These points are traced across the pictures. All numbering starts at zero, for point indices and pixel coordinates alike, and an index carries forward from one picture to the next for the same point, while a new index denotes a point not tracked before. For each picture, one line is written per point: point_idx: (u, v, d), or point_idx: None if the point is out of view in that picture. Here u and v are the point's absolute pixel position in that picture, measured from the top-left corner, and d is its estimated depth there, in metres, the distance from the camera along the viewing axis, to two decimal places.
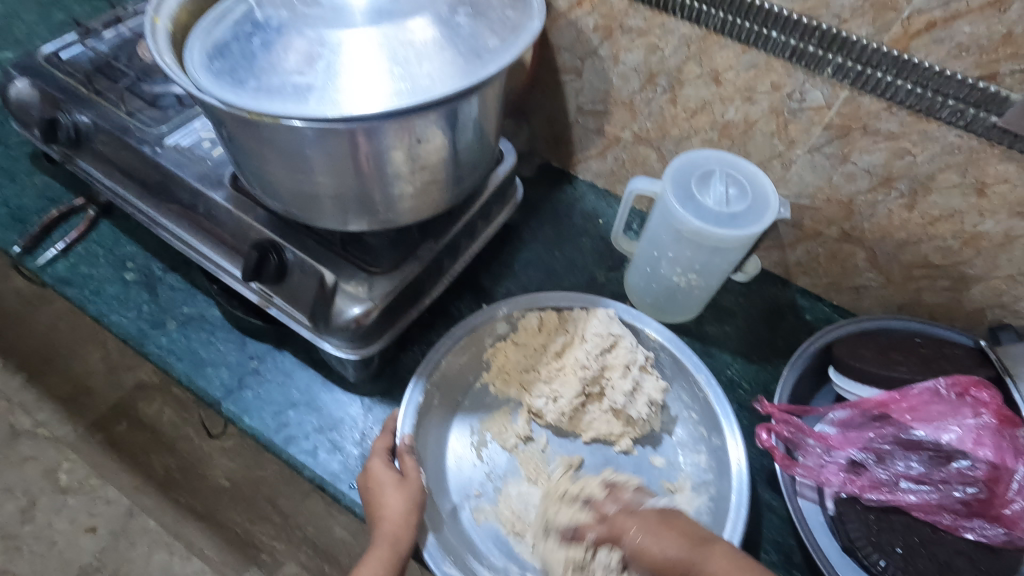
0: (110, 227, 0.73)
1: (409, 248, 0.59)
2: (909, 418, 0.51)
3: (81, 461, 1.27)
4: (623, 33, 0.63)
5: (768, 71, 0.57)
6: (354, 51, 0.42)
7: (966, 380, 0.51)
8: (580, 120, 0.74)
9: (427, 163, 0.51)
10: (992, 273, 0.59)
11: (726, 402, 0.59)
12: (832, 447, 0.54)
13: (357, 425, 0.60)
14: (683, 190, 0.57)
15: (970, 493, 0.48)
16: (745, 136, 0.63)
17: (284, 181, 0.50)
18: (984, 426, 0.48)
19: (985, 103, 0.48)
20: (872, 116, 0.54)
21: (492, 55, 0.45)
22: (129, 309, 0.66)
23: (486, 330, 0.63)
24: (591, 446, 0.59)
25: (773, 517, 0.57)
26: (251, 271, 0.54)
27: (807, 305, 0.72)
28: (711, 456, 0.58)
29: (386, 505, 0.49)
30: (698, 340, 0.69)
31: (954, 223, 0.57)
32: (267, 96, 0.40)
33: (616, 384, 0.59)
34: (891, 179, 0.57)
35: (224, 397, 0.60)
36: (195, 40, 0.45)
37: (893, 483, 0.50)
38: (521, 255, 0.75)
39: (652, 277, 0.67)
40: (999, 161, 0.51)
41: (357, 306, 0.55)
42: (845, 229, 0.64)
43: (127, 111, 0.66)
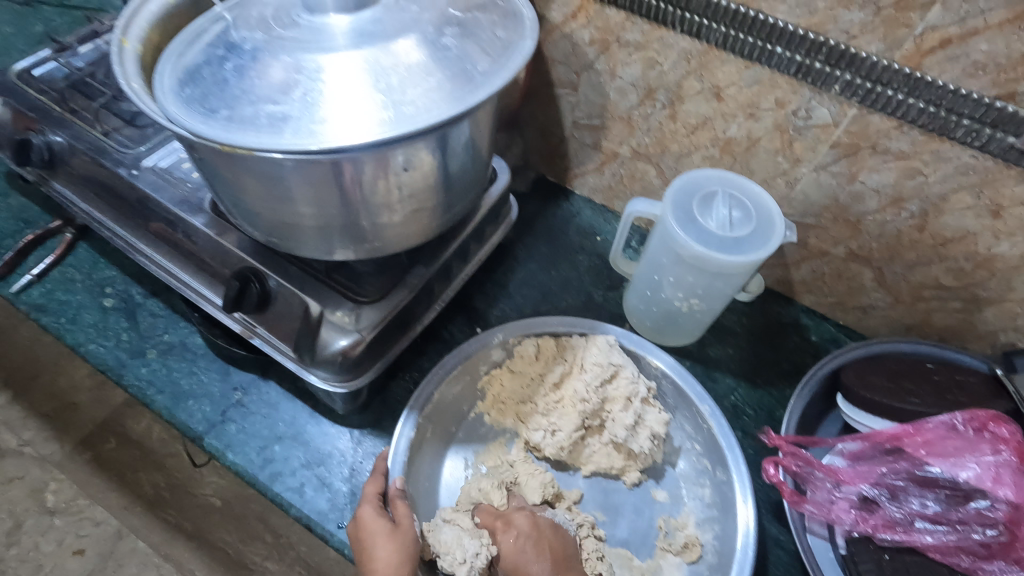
0: (89, 250, 0.70)
1: (399, 274, 0.57)
2: (924, 454, 0.48)
3: (68, 481, 1.24)
4: (620, 47, 0.60)
5: (772, 87, 0.54)
6: (333, 77, 0.39)
7: (984, 414, 0.48)
8: (576, 134, 0.72)
9: (415, 190, 0.48)
10: (1006, 295, 0.56)
11: (731, 434, 0.56)
12: (843, 482, 0.51)
13: (345, 459, 0.58)
14: (685, 213, 0.55)
15: (991, 535, 0.45)
16: (748, 153, 0.60)
17: (264, 210, 0.48)
18: (1004, 464, 0.46)
19: (1002, 123, 0.46)
20: (881, 135, 0.52)
21: (482, 78, 0.42)
22: (108, 337, 0.63)
23: (480, 357, 0.61)
24: (591, 480, 0.57)
25: (781, 553, 0.54)
26: (233, 300, 0.51)
27: (811, 324, 0.70)
28: (717, 491, 0.56)
29: (378, 557, 0.45)
30: (700, 363, 0.66)
31: (967, 245, 0.55)
32: (240, 127, 0.37)
33: (617, 417, 0.57)
34: (901, 199, 0.55)
35: (206, 432, 0.58)
36: (165, 64, 0.42)
37: (908, 522, 0.48)
38: (516, 274, 0.72)
39: (652, 300, 0.65)
40: (1015, 183, 0.49)
41: (344, 338, 0.52)
42: (851, 249, 0.62)
43: (104, 131, 0.63)
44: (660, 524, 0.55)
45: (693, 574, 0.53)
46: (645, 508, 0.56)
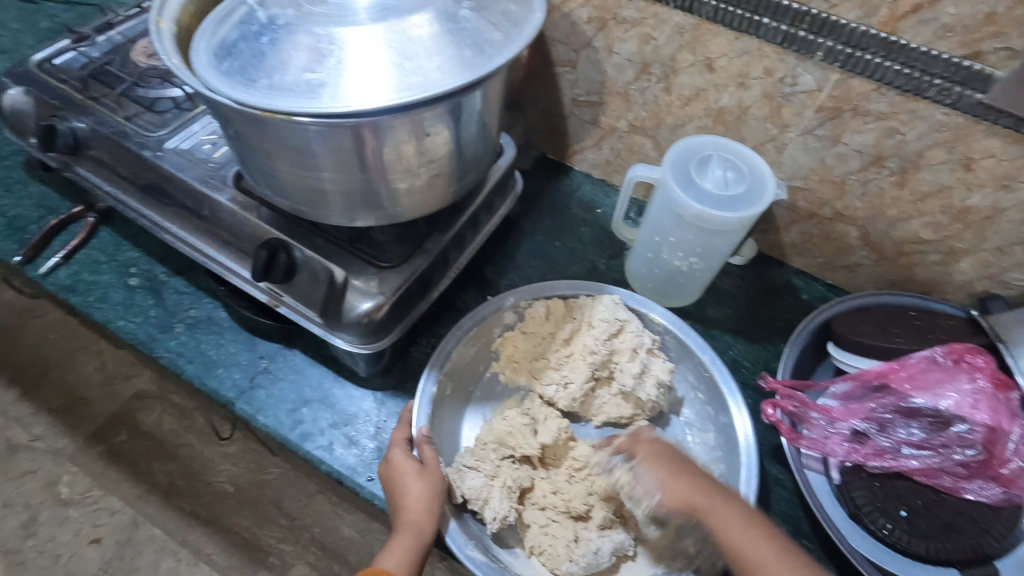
0: (111, 234, 0.73)
1: (416, 242, 0.60)
2: (908, 388, 0.53)
3: (81, 473, 1.26)
4: (617, 24, 0.64)
5: (760, 57, 0.58)
6: (362, 47, 0.43)
7: (962, 347, 0.53)
8: (576, 111, 0.75)
9: (434, 157, 0.51)
10: (980, 246, 0.61)
11: (731, 380, 0.60)
12: (835, 419, 0.56)
13: (371, 419, 0.61)
14: (683, 176, 0.59)
15: (970, 455, 0.50)
16: (739, 121, 0.64)
17: (292, 179, 0.51)
18: (980, 390, 0.51)
19: (970, 81, 0.50)
20: (862, 97, 0.56)
21: (497, 48, 0.46)
22: (137, 314, 0.66)
23: (494, 320, 0.64)
24: (602, 430, 0.62)
25: (781, 490, 0.59)
26: (261, 269, 0.54)
27: (803, 285, 0.74)
28: (720, 433, 0.60)
29: (408, 495, 0.50)
30: (700, 323, 0.71)
31: (944, 198, 0.59)
32: (279, 94, 0.41)
33: (625, 367, 0.60)
34: (882, 158, 0.59)
35: (237, 397, 0.61)
36: (202, 41, 0.45)
37: (895, 450, 0.52)
38: (523, 247, 0.76)
39: (653, 263, 0.69)
40: (985, 136, 0.53)
41: (368, 301, 0.55)
42: (837, 209, 0.66)
43: (126, 117, 0.66)
44: None
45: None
46: None
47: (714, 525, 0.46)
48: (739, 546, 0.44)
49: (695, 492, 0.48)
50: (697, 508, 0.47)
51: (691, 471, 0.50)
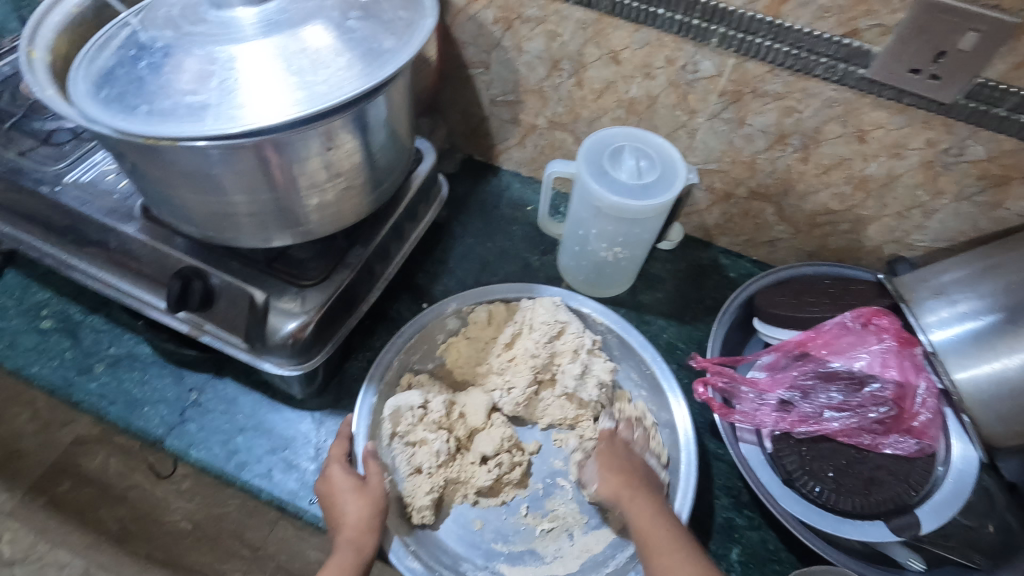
0: (17, 276, 0.69)
1: (338, 256, 0.59)
2: (825, 353, 0.56)
3: (23, 530, 1.19)
4: (523, 23, 0.64)
5: (660, 46, 0.60)
6: (246, 65, 0.41)
7: (868, 310, 0.56)
8: (495, 111, 0.76)
9: (342, 169, 0.51)
10: (882, 212, 0.64)
11: (672, 376, 0.62)
12: (763, 391, 0.58)
13: (310, 441, 0.60)
14: (597, 167, 0.60)
15: (884, 412, 0.53)
16: (649, 110, 0.66)
17: (196, 204, 0.49)
18: (888, 349, 0.54)
19: (852, 58, 0.53)
20: (758, 80, 0.58)
21: (390, 55, 0.45)
22: (51, 357, 0.63)
23: (437, 327, 0.64)
24: (547, 431, 0.62)
25: (721, 464, 0.61)
26: (175, 300, 0.52)
27: (729, 263, 0.77)
28: (662, 428, 0.61)
29: (348, 513, 0.49)
30: (634, 309, 0.72)
31: (845, 169, 0.62)
32: (162, 120, 0.40)
33: (567, 368, 0.61)
34: (784, 136, 0.62)
35: (166, 434, 0.59)
36: (78, 70, 0.44)
37: (819, 414, 0.55)
38: (455, 250, 0.76)
39: (581, 255, 0.70)
40: (872, 109, 0.56)
41: (292, 321, 0.54)
42: (752, 187, 0.68)
43: (19, 151, 0.63)
44: None
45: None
46: None
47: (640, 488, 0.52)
48: (646, 525, 0.49)
49: (626, 486, 0.53)
50: (622, 495, 0.52)
51: (635, 467, 0.55)
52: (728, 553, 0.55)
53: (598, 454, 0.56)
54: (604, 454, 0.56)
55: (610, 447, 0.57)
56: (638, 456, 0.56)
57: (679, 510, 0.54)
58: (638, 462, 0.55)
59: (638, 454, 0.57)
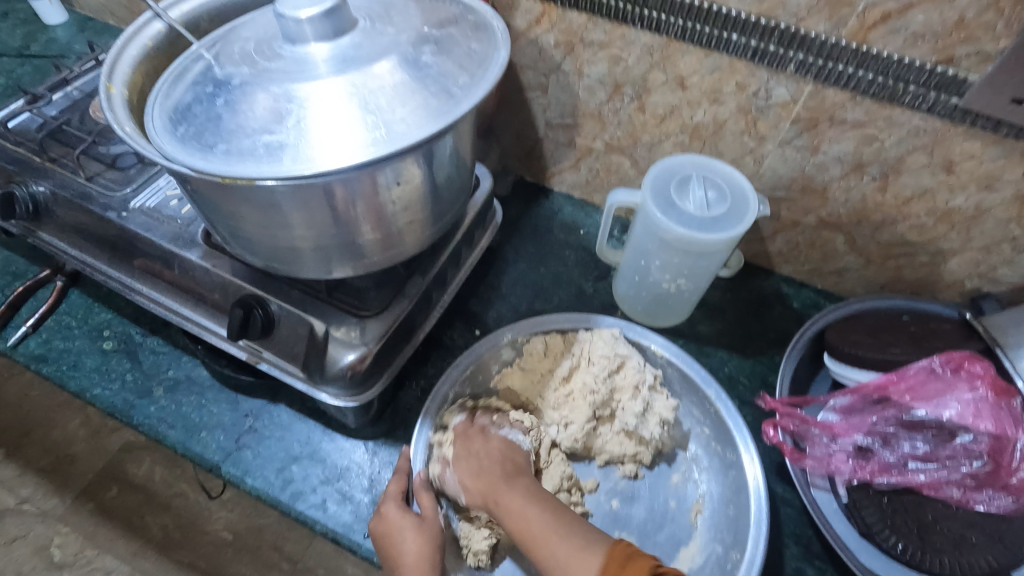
0: (81, 296, 0.70)
1: (397, 285, 0.59)
2: (909, 399, 0.52)
3: (73, 535, 1.21)
4: (586, 47, 0.63)
5: (732, 72, 0.57)
6: (322, 103, 0.41)
7: (959, 355, 0.52)
8: (550, 134, 0.74)
9: (407, 203, 0.50)
10: (967, 245, 0.60)
11: (738, 415, 0.58)
12: (838, 435, 0.55)
13: (364, 471, 0.59)
14: (663, 198, 0.58)
15: (978, 467, 0.49)
16: (715, 136, 0.63)
17: (261, 237, 0.49)
18: (982, 399, 0.50)
19: (945, 86, 0.50)
20: (837, 107, 0.55)
21: (463, 91, 0.44)
22: (113, 379, 0.63)
23: (491, 358, 0.63)
24: (604, 468, 0.60)
25: (789, 510, 0.57)
26: (238, 328, 0.52)
27: (792, 292, 0.73)
28: (726, 469, 0.59)
29: (407, 552, 0.48)
30: (692, 341, 0.69)
31: (927, 200, 0.58)
32: (239, 159, 0.39)
33: (627, 405, 0.59)
34: (862, 165, 0.58)
35: (223, 461, 0.59)
36: (155, 105, 0.44)
37: (902, 464, 0.51)
38: (507, 275, 0.74)
39: (641, 285, 0.68)
40: (964, 139, 0.52)
41: (351, 353, 0.54)
42: (821, 217, 0.65)
43: (87, 176, 0.64)
44: (671, 507, 0.58)
45: (711, 554, 0.55)
46: (658, 490, 0.59)
47: (500, 512, 0.50)
48: (528, 527, 0.48)
49: (490, 484, 0.51)
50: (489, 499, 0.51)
51: (491, 461, 0.53)
52: None
53: (455, 456, 0.54)
54: (465, 447, 0.55)
55: (468, 441, 0.55)
56: (500, 439, 0.56)
57: (750, 559, 0.51)
58: (498, 451, 0.54)
59: (496, 435, 0.56)
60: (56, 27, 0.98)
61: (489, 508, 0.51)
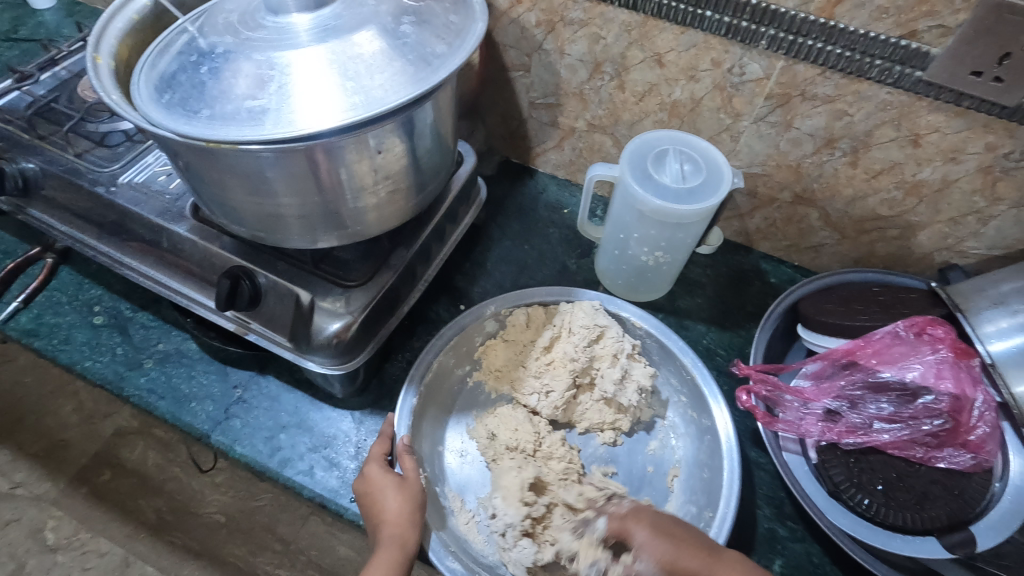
0: (72, 273, 0.71)
1: (381, 257, 0.60)
2: (875, 362, 0.55)
3: (66, 518, 1.22)
4: (566, 26, 0.64)
5: (707, 49, 0.59)
6: (303, 70, 0.42)
7: (922, 320, 0.55)
8: (534, 114, 0.76)
9: (389, 173, 0.51)
10: (935, 218, 0.62)
11: (713, 382, 0.61)
12: (808, 400, 0.57)
13: (350, 439, 0.61)
14: (640, 171, 0.59)
15: (938, 425, 0.51)
16: (693, 113, 0.65)
17: (247, 206, 0.50)
18: (943, 360, 0.52)
19: (909, 59, 0.51)
20: (808, 82, 0.57)
21: (441, 60, 0.45)
22: (103, 353, 0.65)
23: (476, 329, 0.65)
24: (585, 436, 0.62)
25: (763, 474, 0.59)
26: (225, 298, 0.53)
27: (770, 268, 0.75)
28: (702, 435, 0.61)
29: (388, 510, 0.50)
30: (672, 315, 0.71)
31: (896, 174, 0.60)
32: (223, 123, 0.41)
33: (606, 373, 0.61)
34: (834, 140, 0.60)
35: (212, 429, 0.60)
36: (141, 75, 0.45)
37: (867, 425, 0.53)
38: (492, 252, 0.76)
39: (621, 260, 0.69)
40: (929, 112, 0.54)
41: (336, 321, 0.55)
42: (796, 192, 0.67)
43: (76, 153, 0.65)
44: (649, 472, 0.60)
45: (685, 514, 0.57)
46: (636, 455, 0.61)
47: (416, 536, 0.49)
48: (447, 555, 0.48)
49: (694, 566, 0.44)
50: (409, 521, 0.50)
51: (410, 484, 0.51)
52: (771, 564, 0.54)
53: (642, 531, 0.47)
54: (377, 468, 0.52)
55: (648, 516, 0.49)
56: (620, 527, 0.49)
57: (722, 516, 0.53)
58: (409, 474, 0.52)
59: (654, 515, 0.49)
60: (45, 10, 0.98)
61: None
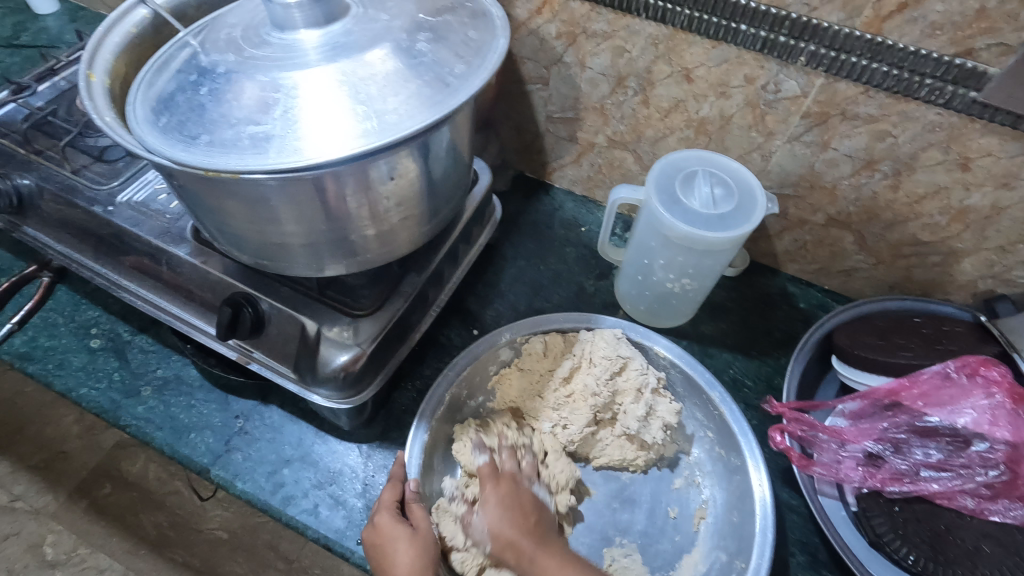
0: (68, 292, 0.68)
1: (391, 284, 0.57)
2: (921, 405, 0.51)
3: (65, 532, 1.20)
4: (588, 38, 0.61)
5: (740, 64, 0.55)
6: (311, 93, 0.39)
7: (974, 360, 0.51)
8: (551, 128, 0.72)
9: (402, 198, 0.48)
10: (981, 245, 0.58)
11: (743, 419, 0.57)
12: (847, 442, 0.53)
13: (357, 475, 0.57)
14: (668, 195, 0.56)
15: (993, 476, 0.47)
16: (722, 131, 0.61)
17: (249, 233, 0.47)
18: (998, 406, 0.48)
19: (964, 79, 0.47)
20: (849, 101, 0.53)
21: (459, 81, 0.42)
22: (99, 379, 0.62)
23: (489, 357, 0.61)
24: (603, 474, 0.58)
25: (795, 518, 0.56)
26: (227, 326, 0.50)
27: (798, 292, 0.71)
28: (731, 474, 0.57)
29: (400, 564, 0.46)
30: (696, 342, 0.68)
31: (941, 199, 0.56)
32: (223, 151, 0.37)
33: (629, 409, 0.57)
34: (874, 162, 0.56)
35: (212, 464, 0.57)
36: (137, 95, 0.42)
37: (914, 473, 0.49)
38: (506, 273, 0.73)
39: (644, 284, 0.66)
40: (981, 135, 0.50)
41: (345, 353, 0.52)
42: (830, 215, 0.63)
43: (73, 169, 0.62)
44: (673, 514, 0.56)
45: (714, 562, 0.53)
46: (661, 494, 0.57)
47: None
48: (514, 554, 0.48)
49: (523, 540, 0.48)
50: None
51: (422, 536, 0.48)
52: None
53: (488, 500, 0.50)
54: (386, 517, 0.49)
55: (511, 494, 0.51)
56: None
57: (755, 568, 0.49)
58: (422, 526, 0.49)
59: (527, 485, 0.53)
60: (46, 15, 0.95)
61: (520, 562, 0.48)
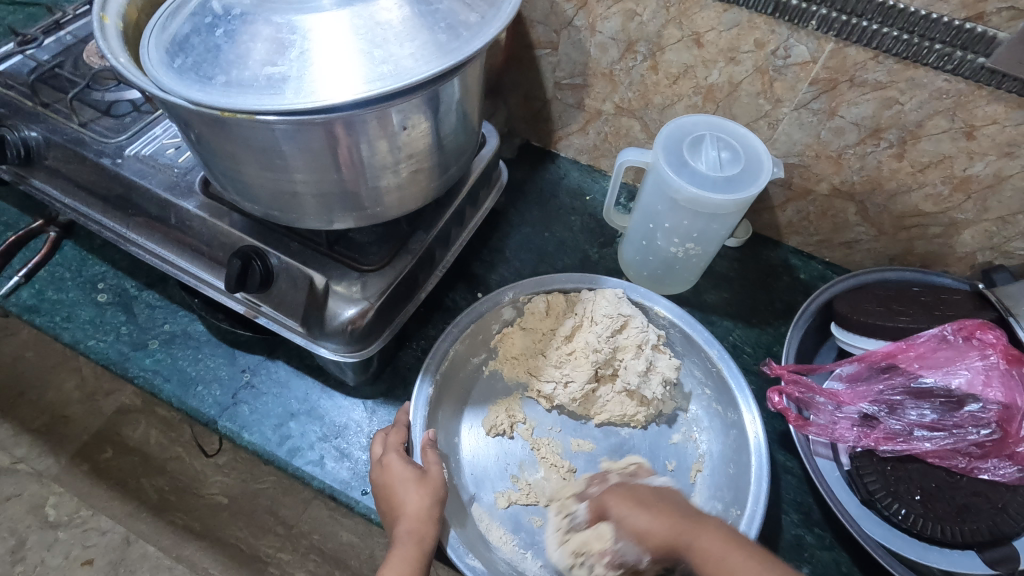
0: (75, 248, 0.68)
1: (399, 241, 0.57)
2: (917, 366, 0.52)
3: (68, 494, 1.21)
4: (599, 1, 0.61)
5: (750, 29, 0.55)
6: (326, 36, 0.39)
7: (972, 323, 0.52)
8: (559, 95, 0.72)
9: (413, 151, 0.48)
10: (982, 216, 0.59)
11: (740, 375, 0.58)
12: (843, 403, 0.54)
13: (362, 430, 0.58)
14: (676, 157, 0.56)
15: (985, 435, 0.49)
16: (730, 98, 0.62)
17: (262, 183, 0.47)
18: (992, 367, 0.50)
19: (973, 44, 0.48)
20: (858, 67, 0.53)
21: (472, 31, 0.42)
22: (107, 332, 0.62)
23: (492, 316, 0.62)
24: (603, 429, 0.59)
25: (790, 478, 0.57)
26: (235, 280, 0.51)
27: (799, 263, 0.72)
28: (728, 429, 0.58)
29: (408, 504, 0.48)
30: (698, 309, 0.68)
31: (945, 168, 0.57)
32: (240, 92, 0.38)
33: (630, 364, 0.58)
34: (880, 130, 0.57)
35: (219, 415, 0.58)
36: (151, 37, 0.42)
37: (908, 432, 0.50)
38: (511, 239, 0.73)
39: (648, 250, 0.67)
40: (987, 102, 0.51)
41: (351, 307, 0.52)
42: (834, 184, 0.64)
43: (81, 122, 0.61)
44: (671, 467, 0.58)
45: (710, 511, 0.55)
46: (659, 451, 0.58)
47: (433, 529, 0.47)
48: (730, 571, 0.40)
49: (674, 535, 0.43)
50: (428, 517, 0.48)
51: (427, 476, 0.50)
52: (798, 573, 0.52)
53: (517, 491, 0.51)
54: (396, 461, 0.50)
55: (625, 493, 0.48)
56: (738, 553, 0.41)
57: (750, 514, 0.51)
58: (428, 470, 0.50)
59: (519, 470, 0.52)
60: None
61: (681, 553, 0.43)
